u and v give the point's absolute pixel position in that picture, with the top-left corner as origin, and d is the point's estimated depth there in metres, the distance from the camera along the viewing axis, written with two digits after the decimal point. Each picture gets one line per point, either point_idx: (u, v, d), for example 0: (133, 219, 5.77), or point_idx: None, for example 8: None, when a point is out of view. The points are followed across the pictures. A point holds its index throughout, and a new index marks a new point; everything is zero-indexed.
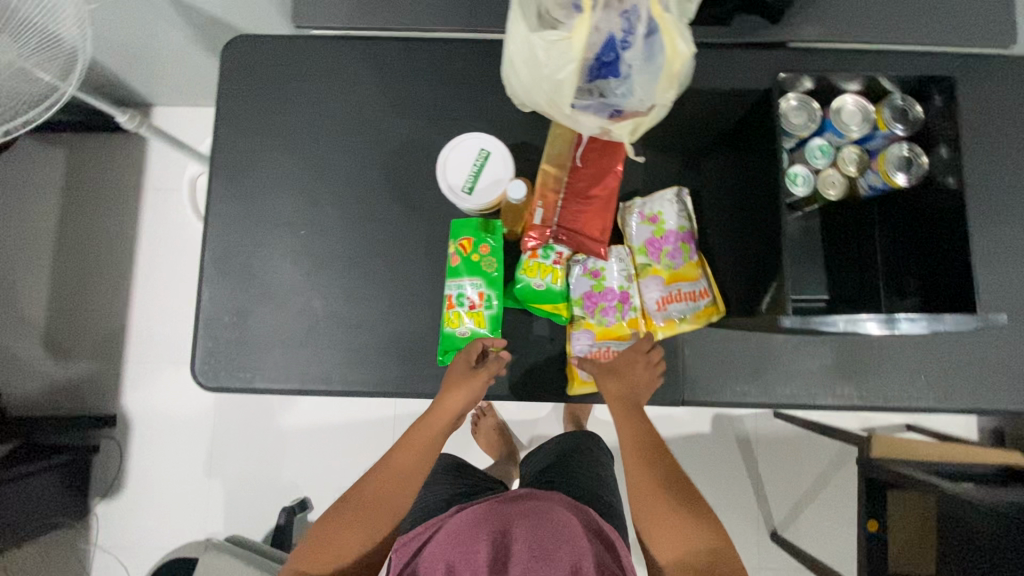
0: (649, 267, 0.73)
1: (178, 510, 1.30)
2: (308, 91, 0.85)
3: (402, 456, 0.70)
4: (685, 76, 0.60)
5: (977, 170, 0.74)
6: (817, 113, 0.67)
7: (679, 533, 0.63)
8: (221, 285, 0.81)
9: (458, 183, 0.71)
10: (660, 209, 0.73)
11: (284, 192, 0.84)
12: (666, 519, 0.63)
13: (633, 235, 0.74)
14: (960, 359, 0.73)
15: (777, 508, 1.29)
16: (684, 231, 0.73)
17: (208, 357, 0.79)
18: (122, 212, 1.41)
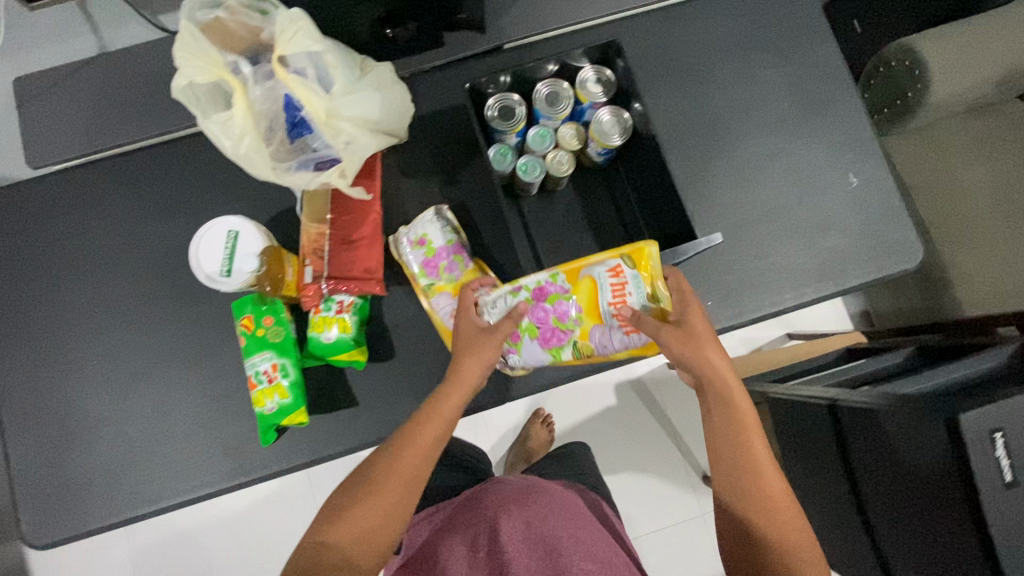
0: (436, 286, 0.76)
1: None
2: (58, 227, 0.80)
3: (427, 422, 0.64)
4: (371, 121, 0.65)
5: (696, 109, 0.83)
6: (518, 107, 0.72)
7: (788, 516, 0.61)
8: (25, 451, 0.76)
9: (215, 270, 0.71)
10: (425, 231, 0.76)
11: (64, 335, 0.78)
12: (783, 504, 0.61)
13: (410, 261, 0.76)
14: (737, 277, 0.81)
15: (693, 444, 1.37)
16: (452, 243, 0.77)
17: (29, 529, 0.74)
18: None
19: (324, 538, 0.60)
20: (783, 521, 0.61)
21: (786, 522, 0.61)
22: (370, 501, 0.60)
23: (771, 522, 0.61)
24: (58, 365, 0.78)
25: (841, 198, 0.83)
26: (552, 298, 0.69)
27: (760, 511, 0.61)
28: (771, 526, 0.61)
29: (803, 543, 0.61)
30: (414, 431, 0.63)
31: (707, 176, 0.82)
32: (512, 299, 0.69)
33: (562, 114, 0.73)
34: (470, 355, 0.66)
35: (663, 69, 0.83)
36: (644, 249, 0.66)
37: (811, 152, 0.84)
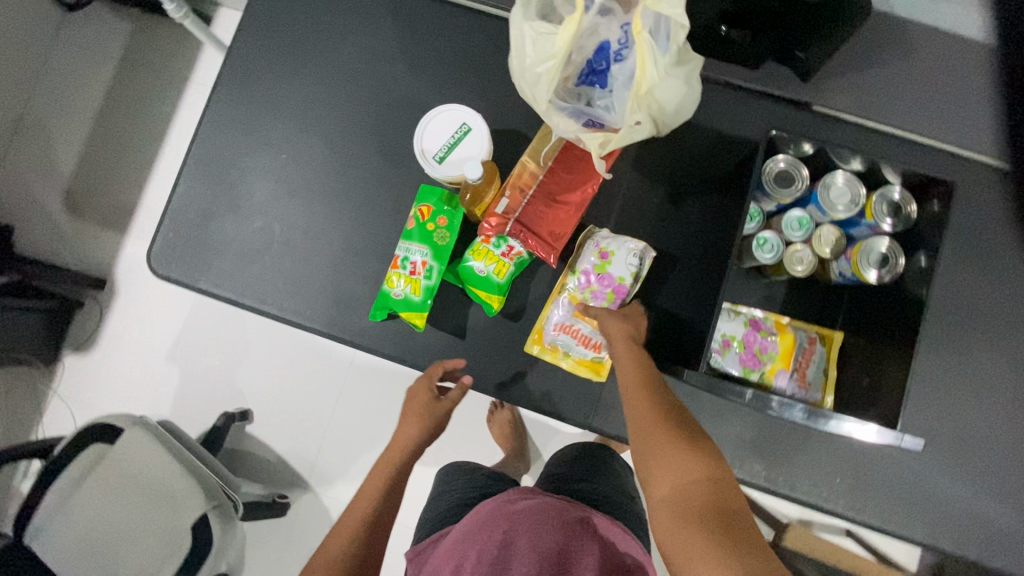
0: (578, 296, 0.73)
1: (137, 383, 1.39)
2: (325, 20, 0.80)
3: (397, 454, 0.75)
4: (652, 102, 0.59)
5: (968, 293, 0.71)
6: (801, 181, 0.64)
7: (664, 451, 0.56)
8: (193, 182, 0.80)
9: (431, 150, 0.70)
10: (614, 248, 0.71)
11: (273, 119, 0.80)
12: (656, 448, 0.57)
13: (580, 259, 0.73)
14: (885, 479, 0.71)
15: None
16: (631, 282, 0.71)
17: (163, 247, 0.79)
18: (166, 94, 1.43)
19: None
20: (652, 452, 0.57)
21: (662, 459, 0.56)
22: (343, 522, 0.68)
23: (665, 469, 0.56)
24: (252, 140, 0.80)
25: None
26: (764, 331, 0.69)
27: (648, 453, 0.58)
28: (665, 473, 0.55)
29: (705, 477, 0.54)
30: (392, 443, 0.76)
31: (928, 364, 0.71)
32: (730, 315, 0.70)
33: (838, 217, 0.64)
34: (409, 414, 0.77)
35: (957, 233, 0.72)
36: (839, 335, 0.70)
37: None
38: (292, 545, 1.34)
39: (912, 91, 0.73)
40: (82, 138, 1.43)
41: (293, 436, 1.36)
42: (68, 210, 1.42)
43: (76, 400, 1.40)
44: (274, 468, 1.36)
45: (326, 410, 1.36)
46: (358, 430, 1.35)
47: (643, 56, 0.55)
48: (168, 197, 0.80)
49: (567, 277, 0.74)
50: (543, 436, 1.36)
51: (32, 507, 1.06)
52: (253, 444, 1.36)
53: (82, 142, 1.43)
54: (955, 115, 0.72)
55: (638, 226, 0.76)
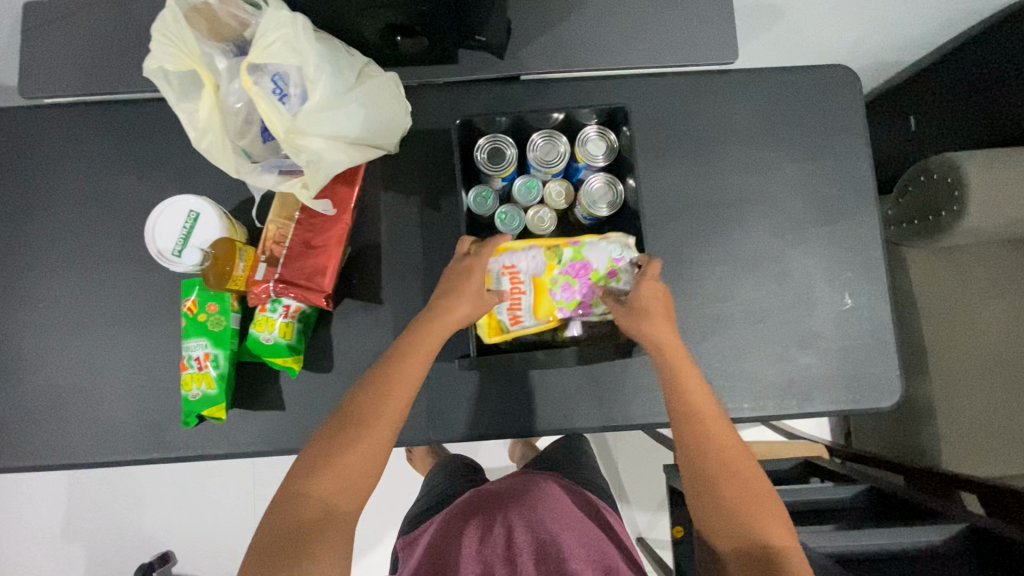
0: (550, 266, 0.66)
1: (42, 574, 1.30)
2: (33, 161, 0.78)
3: (414, 376, 0.63)
4: (329, 129, 0.61)
5: (704, 189, 0.78)
6: (509, 153, 0.69)
7: (733, 484, 0.63)
8: None
9: (167, 247, 0.70)
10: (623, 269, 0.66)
11: (17, 274, 0.77)
12: (725, 482, 0.63)
13: (599, 249, 0.66)
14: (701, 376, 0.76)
15: (635, 506, 1.31)
16: (593, 285, 0.67)
17: None
18: None
19: (298, 490, 0.59)
20: (720, 474, 0.63)
21: (735, 490, 0.62)
22: (359, 438, 0.60)
23: (739, 485, 0.63)
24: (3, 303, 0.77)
25: (832, 318, 0.78)
26: None
27: (708, 484, 0.63)
28: (735, 487, 0.62)
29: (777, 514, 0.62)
30: (412, 353, 0.64)
31: (696, 263, 0.78)
32: None
33: (552, 171, 0.69)
34: (458, 299, 0.64)
35: (676, 141, 0.79)
36: None
37: (812, 262, 0.79)
38: None
39: (592, 34, 0.79)
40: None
41: (224, 558, 1.30)
42: None
43: None
44: None
45: (247, 518, 1.31)
46: None
47: (265, 107, 0.55)
48: None
49: (566, 244, 0.67)
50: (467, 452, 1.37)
51: None
52: None
53: None
54: (633, 43, 0.80)
55: (408, 240, 0.78)
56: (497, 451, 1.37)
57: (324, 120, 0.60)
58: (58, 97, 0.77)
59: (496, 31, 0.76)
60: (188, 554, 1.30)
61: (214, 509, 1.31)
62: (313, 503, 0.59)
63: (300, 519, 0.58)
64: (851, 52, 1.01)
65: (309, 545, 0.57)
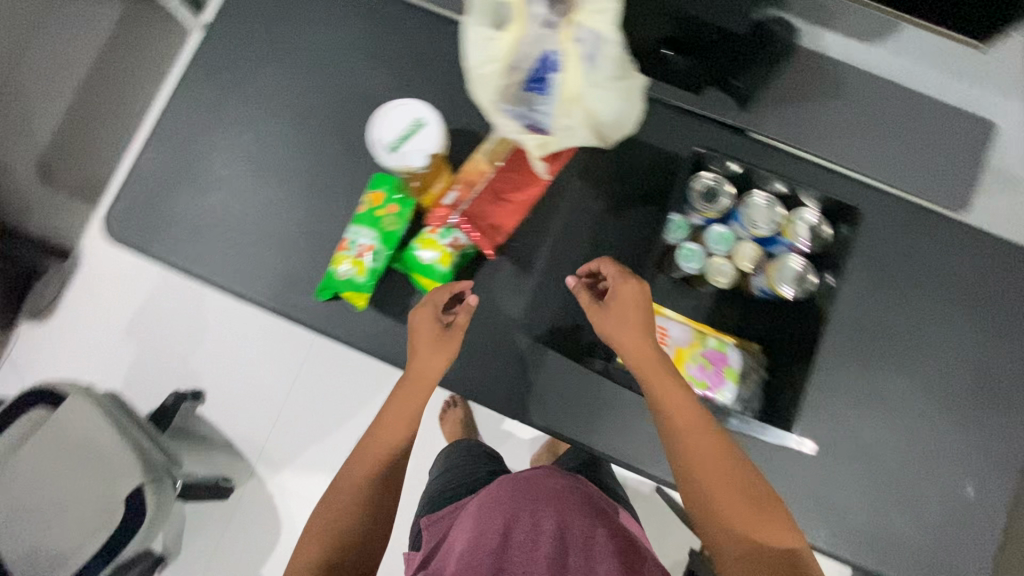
0: (696, 344, 0.70)
1: (90, 355, 1.39)
2: (298, 12, 0.83)
3: (394, 424, 0.71)
4: (591, 110, 0.64)
5: (876, 317, 0.76)
6: (727, 197, 0.69)
7: (738, 502, 0.59)
8: (158, 153, 0.82)
9: (384, 139, 0.73)
10: (747, 371, 0.70)
11: (238, 101, 0.83)
12: (728, 501, 0.60)
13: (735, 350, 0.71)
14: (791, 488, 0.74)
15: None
16: (723, 379, 0.69)
17: (121, 214, 0.81)
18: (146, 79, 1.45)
19: (301, 541, 0.66)
20: (722, 489, 0.60)
21: (737, 508, 0.59)
22: (343, 489, 0.68)
23: (721, 493, 0.60)
24: (215, 118, 0.83)
25: (941, 499, 0.75)
26: None
27: (711, 496, 0.60)
28: (721, 497, 0.60)
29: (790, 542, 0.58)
30: (399, 397, 0.72)
31: (833, 382, 0.76)
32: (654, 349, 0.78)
33: (757, 233, 0.69)
34: (413, 355, 0.71)
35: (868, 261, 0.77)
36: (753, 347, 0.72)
37: (948, 436, 0.75)
38: (232, 531, 1.34)
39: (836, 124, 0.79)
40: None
41: (243, 420, 1.36)
42: None
43: (26, 367, 1.39)
44: (221, 451, 1.36)
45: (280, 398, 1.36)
46: (309, 420, 1.36)
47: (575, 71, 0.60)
48: (133, 165, 0.83)
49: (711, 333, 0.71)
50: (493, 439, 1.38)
51: None
52: (203, 425, 1.36)
53: None
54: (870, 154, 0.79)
55: (578, 231, 0.79)
56: (520, 453, 1.38)
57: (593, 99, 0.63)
58: None
59: (755, 80, 0.77)
60: (216, 401, 1.36)
61: (256, 374, 1.37)
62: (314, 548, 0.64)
63: (302, 553, 0.63)
64: None
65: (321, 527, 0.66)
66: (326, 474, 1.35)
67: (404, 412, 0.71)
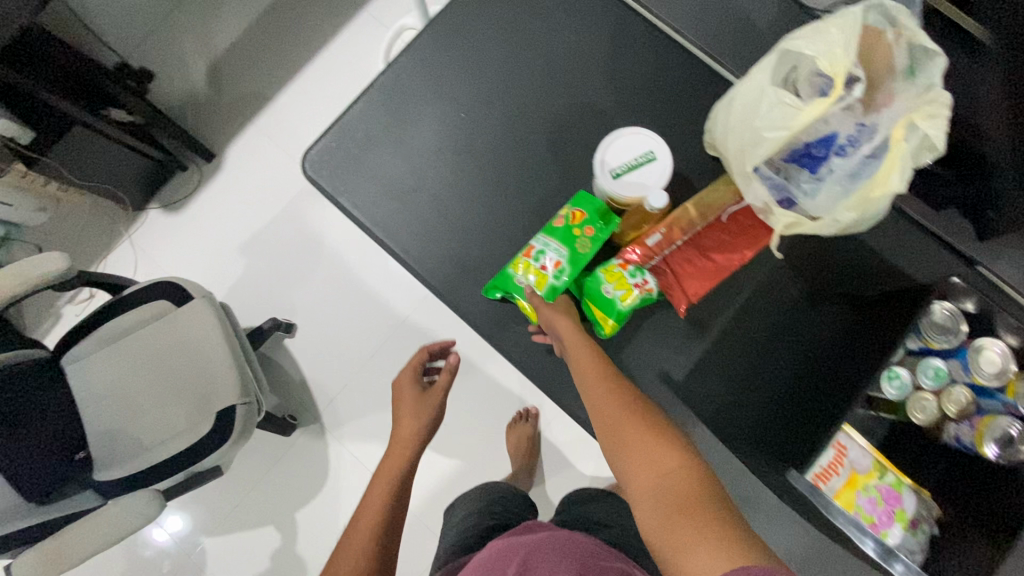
0: (873, 473, 0.65)
1: (204, 258, 1.43)
2: (547, 10, 0.82)
3: (384, 474, 0.77)
4: (870, 209, 0.57)
5: None
6: (957, 334, 0.65)
7: (647, 446, 0.60)
8: (371, 106, 0.82)
9: (611, 164, 0.71)
10: (920, 520, 0.64)
11: (462, 78, 0.82)
12: (638, 440, 0.60)
13: (913, 494, 0.65)
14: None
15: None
16: (892, 520, 0.64)
17: (321, 154, 0.82)
18: (334, 18, 1.50)
19: None
20: (622, 435, 0.61)
21: (640, 448, 0.60)
22: (343, 541, 0.69)
23: (641, 457, 0.59)
24: (435, 89, 0.82)
25: None
26: None
27: (624, 446, 0.61)
28: (642, 463, 0.59)
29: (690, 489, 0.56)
30: (387, 460, 0.79)
31: None
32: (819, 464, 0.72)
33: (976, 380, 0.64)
34: (402, 420, 0.82)
35: None
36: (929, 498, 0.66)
37: None
38: (282, 466, 1.36)
39: None
40: (244, 22, 1.50)
41: (324, 366, 1.38)
42: (210, 81, 1.48)
43: (145, 250, 1.44)
44: (294, 389, 1.37)
45: (364, 356, 1.37)
46: (385, 386, 1.36)
47: (897, 164, 0.54)
48: (345, 111, 0.83)
49: (892, 468, 0.66)
50: (553, 464, 1.35)
51: (78, 335, 1.09)
52: (285, 358, 1.38)
53: (244, 27, 1.49)
54: None
55: (767, 311, 0.74)
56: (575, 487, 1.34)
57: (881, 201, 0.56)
58: None
59: None
60: (305, 340, 1.38)
61: (349, 325, 1.39)
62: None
63: None
64: None
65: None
66: (385, 445, 1.34)
67: (390, 467, 0.78)
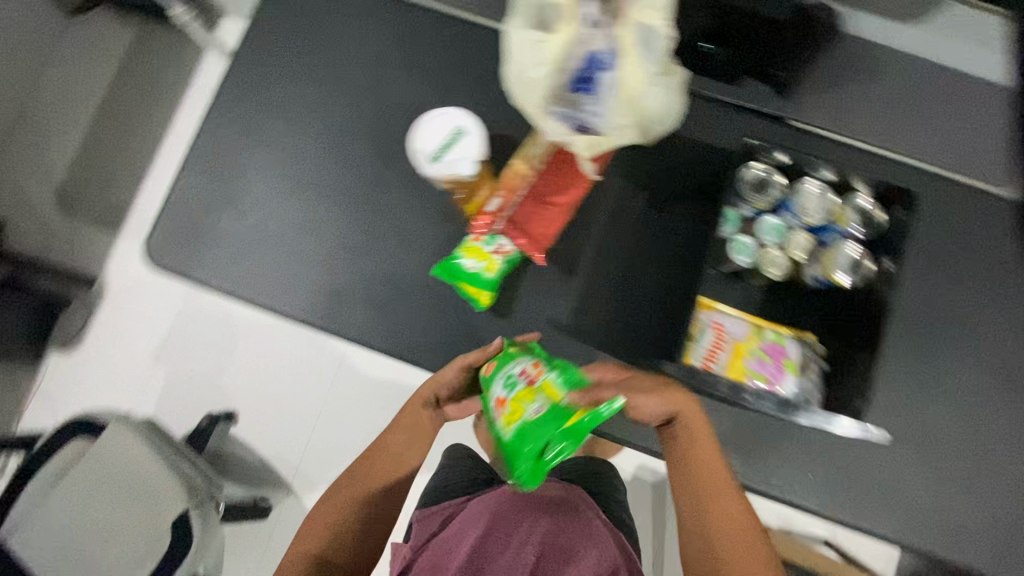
0: (753, 337, 0.70)
1: (120, 382, 1.38)
2: (327, 28, 0.83)
3: (382, 458, 0.73)
4: (637, 110, 0.64)
5: (930, 300, 0.75)
6: (775, 187, 0.69)
7: (738, 516, 0.62)
8: (194, 177, 0.82)
9: (426, 146, 0.74)
10: (804, 362, 0.69)
11: (271, 120, 0.83)
12: (728, 508, 0.62)
13: (794, 344, 0.70)
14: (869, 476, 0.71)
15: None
16: (784, 371, 0.68)
17: (160, 239, 0.81)
18: (164, 103, 1.46)
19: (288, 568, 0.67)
20: (708, 505, 0.62)
21: (732, 519, 0.62)
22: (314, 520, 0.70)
23: (720, 525, 0.61)
24: (250, 139, 0.83)
25: (1011, 481, 0.73)
26: None
27: (709, 514, 0.62)
28: (727, 530, 0.61)
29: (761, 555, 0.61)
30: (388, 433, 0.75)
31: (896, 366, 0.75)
32: None
33: (809, 221, 0.68)
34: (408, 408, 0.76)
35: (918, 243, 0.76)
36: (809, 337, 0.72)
37: (1011, 418, 0.74)
38: (272, 550, 1.33)
39: (876, 108, 0.78)
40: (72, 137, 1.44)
41: (277, 438, 1.36)
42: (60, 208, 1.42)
43: (57, 397, 1.39)
44: (256, 472, 1.35)
45: (313, 414, 1.36)
46: (343, 435, 1.35)
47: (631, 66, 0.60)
48: (170, 190, 0.82)
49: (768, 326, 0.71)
50: None
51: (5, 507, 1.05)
52: (237, 446, 1.36)
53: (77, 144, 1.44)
54: (913, 134, 0.78)
55: (621, 229, 0.79)
56: None
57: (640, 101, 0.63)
58: None
59: (795, 70, 0.77)
60: (250, 421, 1.36)
61: (287, 391, 1.37)
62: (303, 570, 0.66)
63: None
64: None
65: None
66: None
67: (391, 439, 0.75)
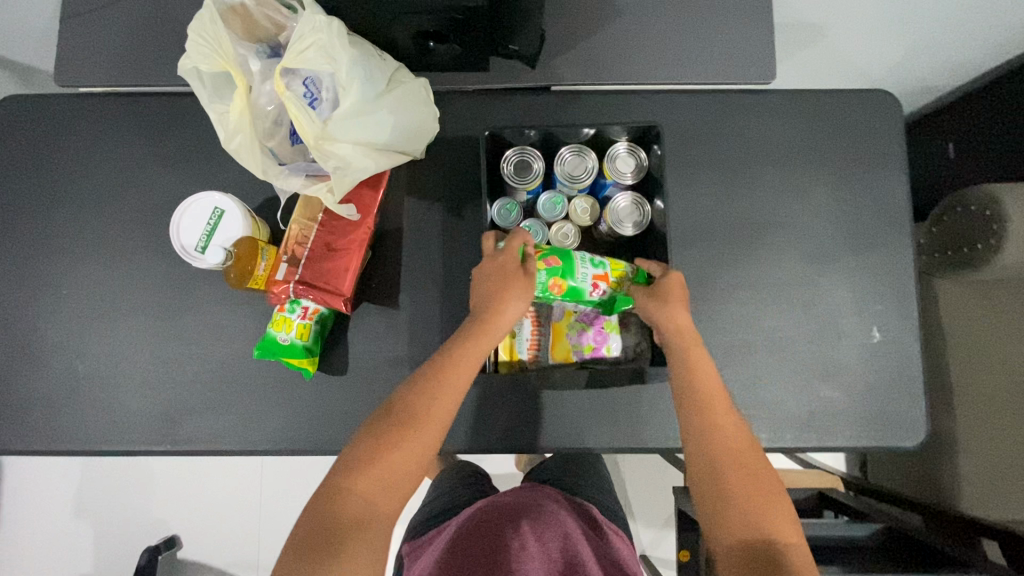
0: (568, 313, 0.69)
1: (49, 549, 1.32)
2: (68, 149, 0.80)
3: (445, 398, 0.62)
4: (347, 146, 0.60)
5: (731, 211, 0.77)
6: (536, 166, 0.68)
7: (743, 472, 0.61)
8: None
9: (191, 242, 0.70)
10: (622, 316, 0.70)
11: (44, 259, 0.79)
12: (743, 465, 0.61)
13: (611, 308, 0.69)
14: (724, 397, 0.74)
15: (637, 522, 1.27)
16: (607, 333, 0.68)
17: None
18: None
19: (337, 491, 0.58)
20: (749, 464, 0.61)
21: (741, 476, 0.61)
22: (383, 457, 0.59)
23: (747, 482, 0.60)
24: (30, 286, 0.79)
25: (859, 354, 0.76)
26: None
27: (733, 471, 0.61)
28: (744, 488, 0.60)
29: (779, 504, 0.60)
30: (449, 371, 0.62)
31: (722, 286, 0.76)
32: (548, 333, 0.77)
33: (579, 186, 0.68)
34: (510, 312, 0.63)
35: (702, 161, 0.77)
36: None
37: (840, 294, 0.77)
38: None
39: (622, 48, 0.78)
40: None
41: (227, 545, 1.32)
42: None
43: None
44: None
45: (253, 508, 1.32)
46: (290, 517, 1.32)
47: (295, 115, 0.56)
48: None
49: None
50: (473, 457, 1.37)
51: None
52: (191, 568, 1.31)
53: None
54: (666, 58, 0.78)
55: (427, 245, 0.78)
56: (503, 460, 1.37)
57: (341, 139, 0.59)
58: (92, 86, 0.78)
59: (528, 44, 0.75)
60: (194, 539, 1.31)
61: (220, 495, 1.33)
62: (349, 502, 0.58)
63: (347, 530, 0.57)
64: (895, 78, 0.99)
65: (349, 545, 0.56)
66: None
67: (457, 378, 0.62)
